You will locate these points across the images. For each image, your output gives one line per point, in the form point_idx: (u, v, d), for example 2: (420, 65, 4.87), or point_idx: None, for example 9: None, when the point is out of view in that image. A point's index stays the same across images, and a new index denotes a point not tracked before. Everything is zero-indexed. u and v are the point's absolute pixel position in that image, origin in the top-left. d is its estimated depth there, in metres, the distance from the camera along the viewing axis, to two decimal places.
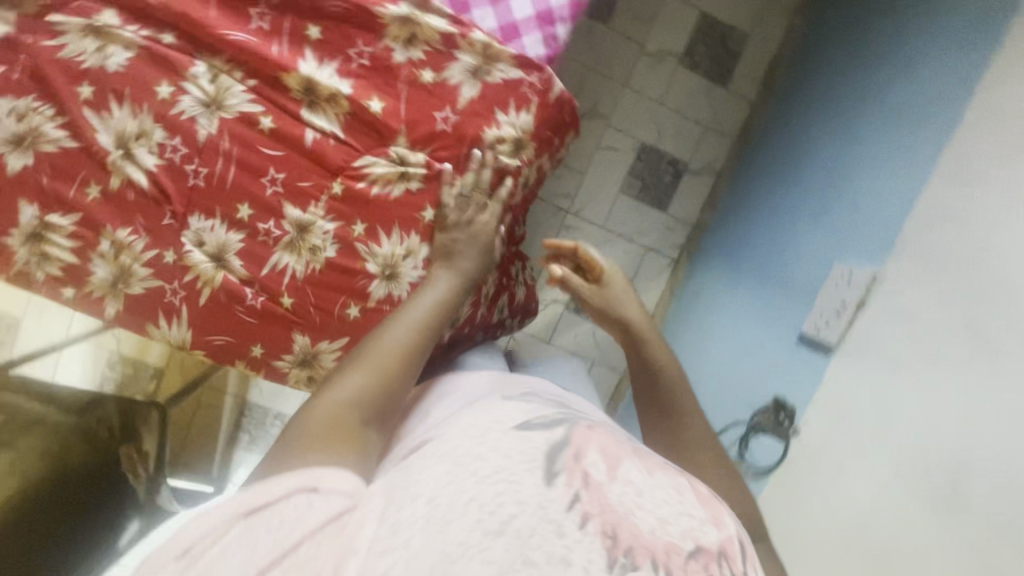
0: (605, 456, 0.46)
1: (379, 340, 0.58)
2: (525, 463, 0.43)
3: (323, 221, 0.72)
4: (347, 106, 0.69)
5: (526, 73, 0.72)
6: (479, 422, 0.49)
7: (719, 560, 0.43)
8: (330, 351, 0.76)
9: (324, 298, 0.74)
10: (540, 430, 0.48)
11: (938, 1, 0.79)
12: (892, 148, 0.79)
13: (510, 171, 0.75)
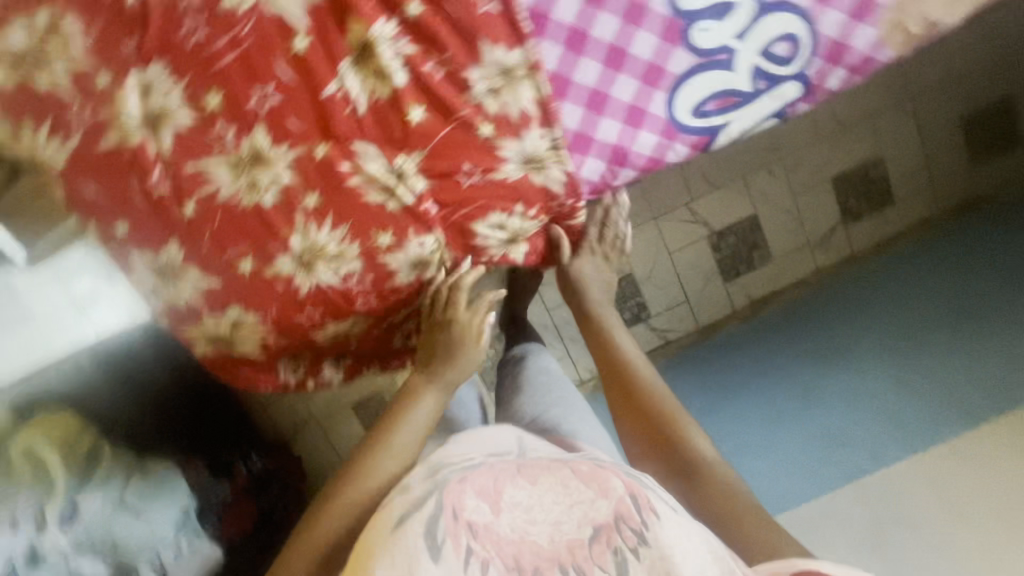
0: (484, 496, 0.55)
1: (367, 472, 0.66)
2: (409, 560, 0.50)
3: (284, 167, 0.63)
4: (388, 93, 0.61)
5: (565, 194, 0.72)
6: (379, 531, 0.54)
7: (617, 525, 0.54)
8: (192, 281, 0.66)
9: (226, 236, 0.64)
10: (411, 519, 0.53)
11: (897, 323, 1.37)
12: (829, 393, 1.31)
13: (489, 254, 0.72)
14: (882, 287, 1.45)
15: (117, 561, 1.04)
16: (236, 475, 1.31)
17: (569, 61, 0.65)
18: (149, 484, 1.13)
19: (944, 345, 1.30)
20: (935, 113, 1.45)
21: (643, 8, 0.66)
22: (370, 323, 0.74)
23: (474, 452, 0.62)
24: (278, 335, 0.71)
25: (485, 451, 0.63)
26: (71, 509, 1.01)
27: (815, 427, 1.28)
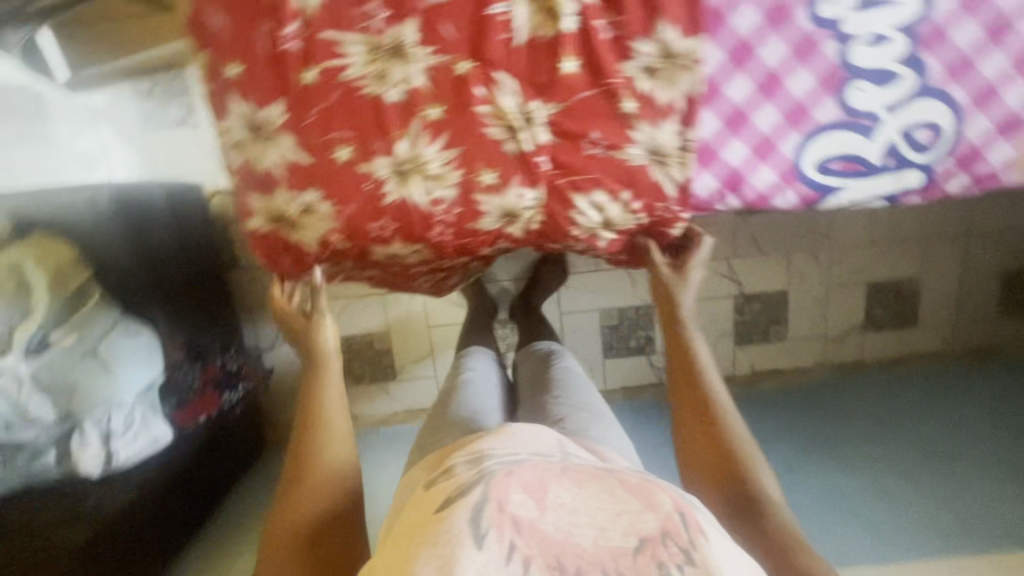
0: (529, 491, 0.56)
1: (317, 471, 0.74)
2: (455, 547, 0.53)
3: (418, 69, 0.60)
4: (550, 34, 0.59)
5: (672, 199, 0.69)
6: (421, 524, 0.58)
7: (663, 540, 0.54)
8: (281, 151, 0.62)
9: (336, 116, 0.60)
10: (459, 503, 0.57)
11: (905, 419, 1.48)
12: (836, 464, 1.39)
13: (579, 231, 0.69)
14: (893, 389, 1.56)
15: (68, 406, 1.02)
16: (211, 364, 1.29)
17: (725, 72, 0.64)
18: (129, 339, 1.10)
19: (946, 449, 1.40)
20: (981, 261, 1.55)
21: (813, 47, 0.64)
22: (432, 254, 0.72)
23: (517, 450, 0.65)
24: (341, 237, 0.67)
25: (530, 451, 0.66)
26: (43, 340, 1.01)
27: (814, 514, 1.30)
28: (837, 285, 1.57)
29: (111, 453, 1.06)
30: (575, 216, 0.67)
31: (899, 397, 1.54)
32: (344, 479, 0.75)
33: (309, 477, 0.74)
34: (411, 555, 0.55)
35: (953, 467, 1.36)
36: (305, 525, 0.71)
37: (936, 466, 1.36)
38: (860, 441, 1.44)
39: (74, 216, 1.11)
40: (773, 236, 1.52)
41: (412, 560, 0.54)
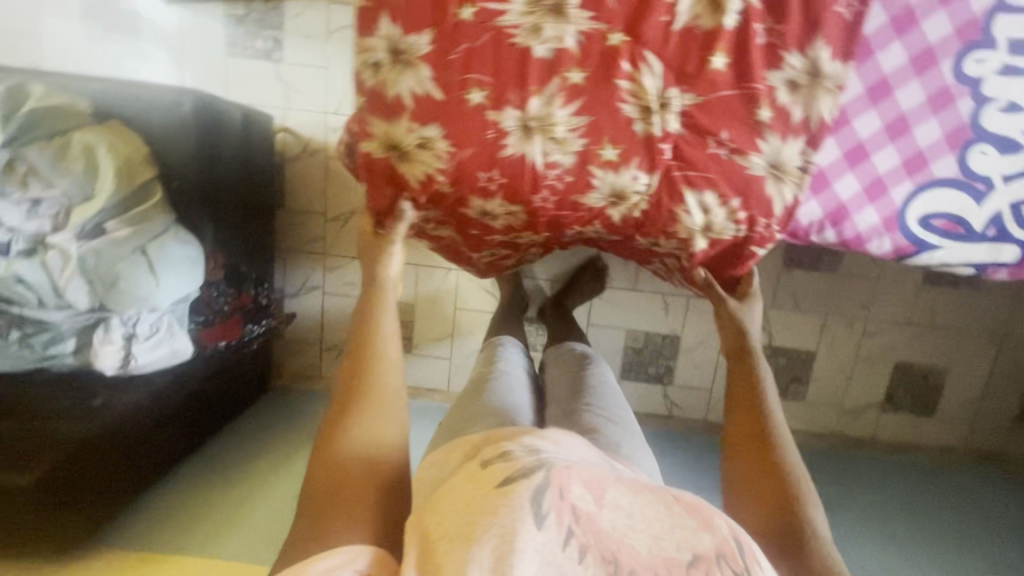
0: (589, 487, 0.56)
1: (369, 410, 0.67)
2: (513, 520, 0.51)
3: (573, 31, 0.58)
4: (710, 27, 0.58)
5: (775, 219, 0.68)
6: (470, 494, 0.56)
7: (719, 561, 0.52)
8: (412, 82, 0.60)
9: (479, 59, 0.59)
10: (520, 481, 0.55)
11: (908, 504, 1.47)
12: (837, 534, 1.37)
13: (678, 228, 0.68)
14: (903, 474, 1.54)
15: (104, 298, 0.98)
16: (244, 292, 1.26)
17: (858, 105, 0.65)
18: (177, 251, 1.04)
19: (947, 544, 1.38)
20: (1009, 366, 1.55)
21: (949, 100, 0.65)
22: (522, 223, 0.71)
23: (569, 454, 0.64)
24: (446, 180, 0.65)
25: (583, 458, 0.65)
26: (96, 227, 0.97)
27: None
28: (865, 358, 1.57)
29: (129, 356, 1.04)
30: (679, 213, 0.67)
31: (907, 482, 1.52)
32: (392, 419, 0.67)
33: (363, 411, 0.66)
34: (470, 522, 0.53)
35: (952, 562, 1.34)
36: (354, 457, 0.62)
37: (933, 555, 1.35)
38: (862, 515, 1.43)
39: (155, 117, 1.08)
40: (813, 294, 1.53)
41: (469, 526, 0.52)
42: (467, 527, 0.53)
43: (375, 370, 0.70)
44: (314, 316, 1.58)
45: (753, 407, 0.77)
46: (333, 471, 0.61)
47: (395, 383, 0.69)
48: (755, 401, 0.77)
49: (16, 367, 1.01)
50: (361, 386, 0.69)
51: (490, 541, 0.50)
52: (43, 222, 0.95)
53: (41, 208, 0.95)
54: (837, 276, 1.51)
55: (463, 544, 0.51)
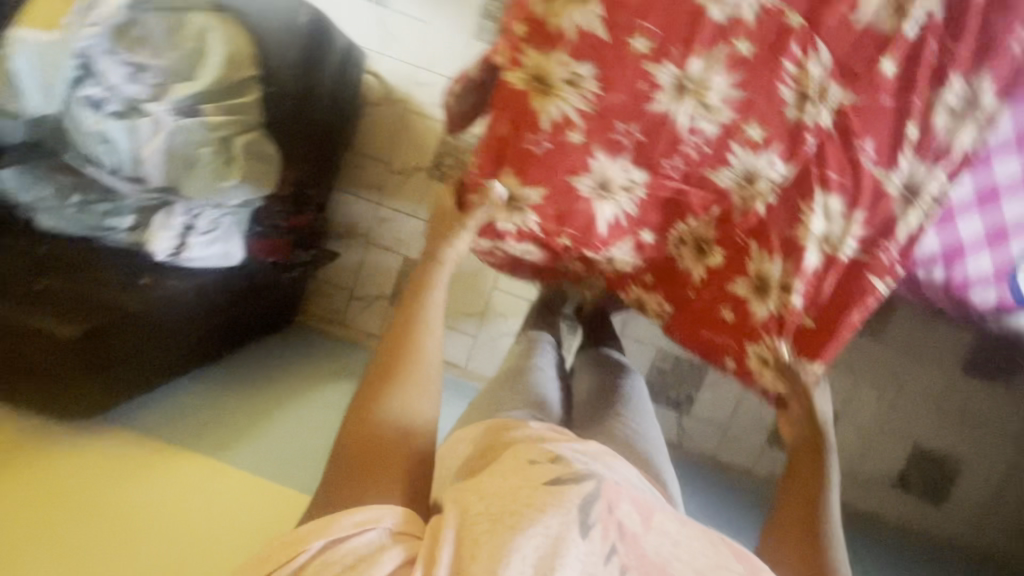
0: (635, 508, 0.54)
1: (409, 378, 0.61)
2: (560, 522, 0.49)
3: (754, 2, 0.57)
4: (890, 31, 0.57)
5: (893, 244, 0.63)
6: (513, 481, 0.54)
7: None
8: (578, 17, 0.59)
9: (653, 8, 0.58)
10: (570, 484, 0.52)
11: None
12: None
13: (795, 229, 0.64)
14: (898, 558, 1.50)
15: (176, 180, 0.98)
16: (302, 214, 1.24)
17: (1004, 147, 0.63)
18: (262, 150, 1.05)
19: None
20: None
21: None
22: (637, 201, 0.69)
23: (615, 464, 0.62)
24: (581, 125, 0.63)
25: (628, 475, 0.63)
26: (190, 107, 0.96)
27: None
28: (888, 431, 1.54)
29: (183, 246, 1.01)
30: (803, 216, 0.64)
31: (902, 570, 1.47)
32: (427, 393, 0.62)
33: (399, 377, 0.61)
34: (514, 513, 0.50)
35: None
36: (386, 426, 0.58)
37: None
38: None
39: (263, 19, 1.04)
40: (852, 356, 1.50)
41: (513, 515, 0.50)
42: (507, 518, 0.50)
43: (416, 335, 0.64)
44: (356, 261, 1.56)
45: (810, 506, 0.65)
46: (364, 438, 0.57)
47: (435, 356, 0.63)
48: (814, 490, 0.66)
49: (71, 228, 1.00)
50: (400, 350, 0.63)
51: (534, 539, 0.48)
52: (141, 89, 0.94)
53: (143, 76, 0.94)
54: (880, 343, 1.47)
55: (504, 533, 0.48)
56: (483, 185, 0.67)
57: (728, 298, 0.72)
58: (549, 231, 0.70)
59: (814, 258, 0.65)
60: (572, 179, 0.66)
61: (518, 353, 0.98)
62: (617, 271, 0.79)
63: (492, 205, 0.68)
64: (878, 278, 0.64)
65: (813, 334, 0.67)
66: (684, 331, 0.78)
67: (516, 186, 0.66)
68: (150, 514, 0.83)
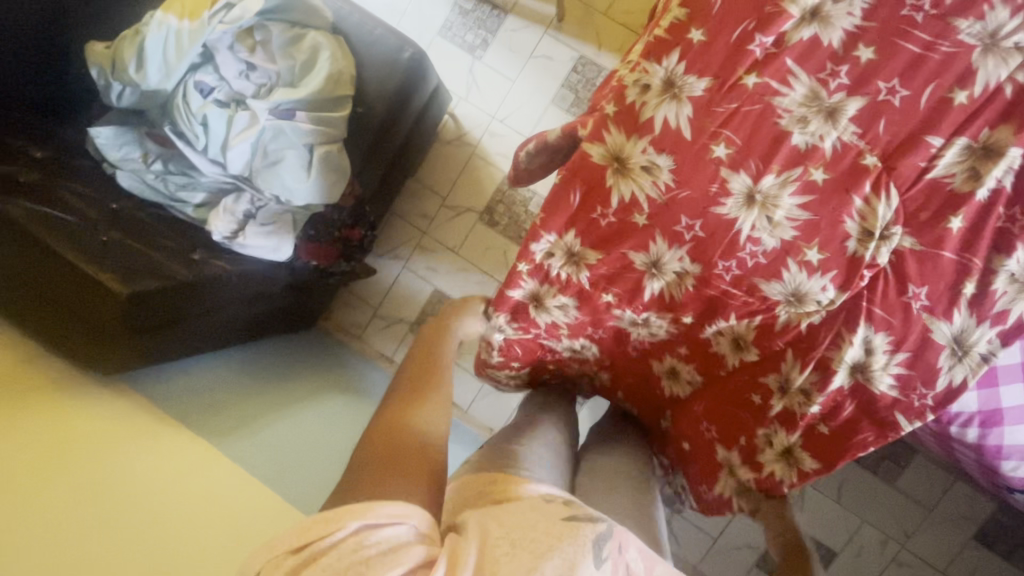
0: (640, 555, 0.54)
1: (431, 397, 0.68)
2: (577, 553, 0.48)
3: (835, 136, 0.61)
4: (960, 192, 0.59)
5: (932, 395, 0.64)
6: (529, 513, 0.52)
7: None
8: (667, 113, 0.63)
9: (740, 121, 0.62)
10: (585, 518, 0.51)
11: None
12: None
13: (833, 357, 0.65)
14: None
15: (254, 172, 1.04)
16: (356, 227, 1.29)
17: None
18: (337, 162, 1.08)
19: None
20: None
21: None
22: (681, 292, 0.69)
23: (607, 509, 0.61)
24: (647, 210, 0.66)
25: None
26: (288, 111, 1.05)
27: None
28: None
29: (240, 232, 1.06)
30: (841, 341, 0.64)
31: None
32: (440, 420, 0.66)
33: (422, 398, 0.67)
34: (532, 539, 0.48)
35: None
36: (410, 432, 0.61)
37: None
38: None
39: (374, 50, 1.17)
40: (862, 495, 1.43)
41: (532, 540, 0.48)
42: (525, 544, 0.48)
43: (432, 373, 0.74)
44: (388, 281, 1.59)
45: None
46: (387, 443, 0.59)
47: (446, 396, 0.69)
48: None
49: (139, 192, 1.05)
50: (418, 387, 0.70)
51: (552, 565, 0.46)
52: (248, 85, 1.05)
53: (252, 74, 1.05)
54: (889, 487, 1.42)
55: (526, 557, 0.46)
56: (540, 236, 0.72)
57: (760, 388, 0.72)
58: (599, 288, 0.73)
59: (843, 382, 0.66)
60: (630, 251, 0.69)
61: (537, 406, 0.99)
62: (647, 343, 0.78)
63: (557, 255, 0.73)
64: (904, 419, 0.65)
65: (827, 445, 0.70)
66: (707, 401, 0.78)
67: (579, 246, 0.71)
68: (140, 480, 0.81)
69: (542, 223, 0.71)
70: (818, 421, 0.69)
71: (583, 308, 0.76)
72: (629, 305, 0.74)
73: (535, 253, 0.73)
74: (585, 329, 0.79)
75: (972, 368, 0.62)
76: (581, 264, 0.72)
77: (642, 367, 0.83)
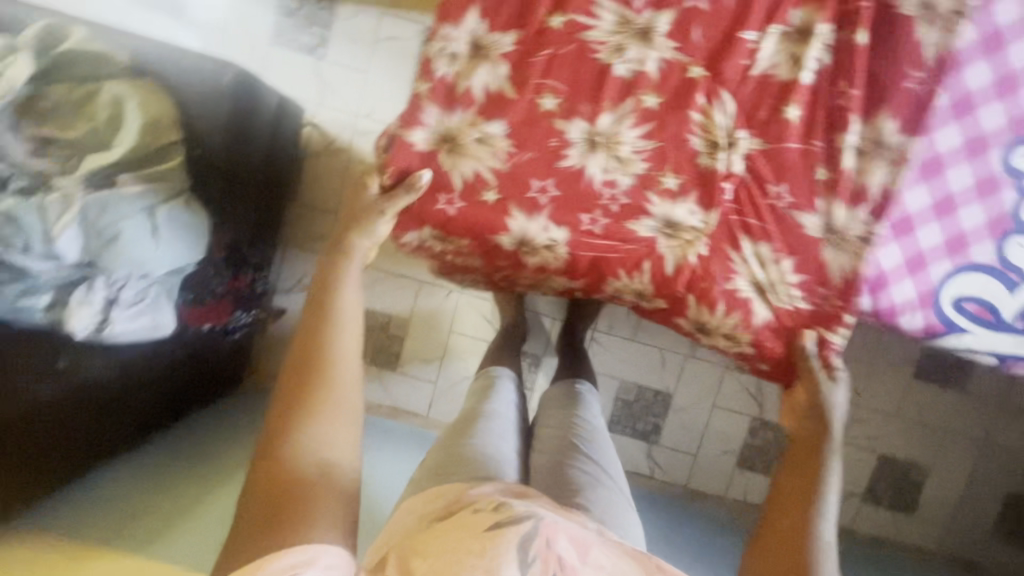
0: (573, 543, 0.52)
1: (329, 388, 0.59)
2: (499, 564, 0.48)
3: (655, 57, 0.59)
4: (786, 81, 0.59)
5: (833, 293, 0.64)
6: (455, 536, 0.52)
7: None
8: (491, 77, 0.61)
9: (560, 66, 0.59)
10: (507, 527, 0.51)
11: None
12: None
13: (724, 283, 0.65)
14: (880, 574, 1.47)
15: (94, 256, 0.93)
16: (241, 276, 1.21)
17: (910, 180, 0.67)
18: (184, 216, 1.01)
19: None
20: (991, 474, 1.53)
21: (996, 188, 0.67)
22: (564, 265, 0.68)
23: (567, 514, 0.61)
24: (494, 183, 0.63)
25: (565, 512, 0.62)
26: (107, 178, 0.94)
27: None
28: (852, 445, 1.53)
29: (106, 321, 0.96)
30: (724, 258, 0.64)
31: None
32: (345, 413, 0.59)
33: (315, 396, 0.58)
34: (453, 561, 0.49)
35: None
36: (305, 454, 0.55)
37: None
38: None
39: (189, 80, 1.03)
40: None
41: (455, 564, 0.49)
42: (449, 571, 0.49)
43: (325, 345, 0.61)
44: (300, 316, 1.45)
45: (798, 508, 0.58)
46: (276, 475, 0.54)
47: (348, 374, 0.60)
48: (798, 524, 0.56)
49: None
50: (312, 370, 0.60)
51: None
52: (49, 163, 0.92)
53: (51, 148, 0.93)
54: None
55: None
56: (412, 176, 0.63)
57: (681, 317, 0.72)
58: (490, 258, 0.71)
59: (765, 311, 0.66)
60: (493, 234, 0.66)
61: (477, 395, 0.98)
62: (569, 286, 0.76)
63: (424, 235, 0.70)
64: (828, 329, 0.65)
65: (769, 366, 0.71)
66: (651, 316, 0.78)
67: (441, 237, 0.68)
68: None
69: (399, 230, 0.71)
70: (751, 354, 0.70)
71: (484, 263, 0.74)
72: (525, 270, 0.72)
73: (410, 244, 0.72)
74: (508, 277, 0.78)
75: (848, 244, 0.62)
76: (454, 245, 0.70)
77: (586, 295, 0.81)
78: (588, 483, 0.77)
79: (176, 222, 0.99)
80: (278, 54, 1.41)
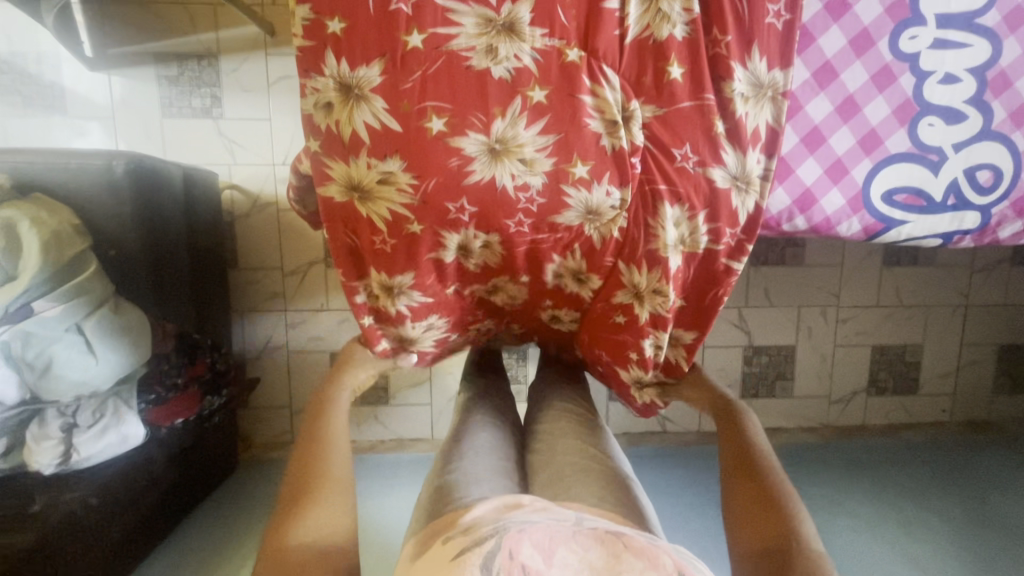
0: (539, 549, 0.54)
1: (324, 485, 0.66)
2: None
3: (529, 49, 0.58)
4: (658, 42, 0.60)
5: (741, 227, 0.66)
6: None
7: None
8: (373, 114, 0.59)
9: (434, 86, 0.58)
10: (474, 552, 0.54)
11: (901, 482, 1.43)
12: (837, 525, 1.31)
13: (657, 260, 0.65)
14: (898, 456, 1.51)
15: (35, 389, 0.93)
16: (199, 361, 1.17)
17: (809, 90, 0.68)
18: (115, 324, 1.00)
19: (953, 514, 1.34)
20: (980, 334, 1.56)
21: (892, 77, 0.68)
22: (498, 257, 0.67)
23: (553, 514, 0.61)
24: (413, 216, 0.62)
25: (549, 512, 0.62)
26: (25, 307, 0.90)
27: None
28: (845, 345, 1.54)
29: (70, 450, 0.93)
30: (653, 226, 0.64)
31: (906, 464, 1.49)
32: (342, 501, 0.65)
33: (314, 490, 0.65)
34: None
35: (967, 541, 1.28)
36: (304, 538, 0.60)
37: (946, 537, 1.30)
38: (859, 498, 1.39)
39: (89, 181, 1.00)
40: (785, 288, 1.50)
41: None
42: None
43: (323, 453, 0.71)
44: (280, 376, 1.42)
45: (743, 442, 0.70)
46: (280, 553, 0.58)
47: (343, 468, 0.69)
48: (768, 491, 0.63)
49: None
50: (312, 469, 0.69)
51: None
52: None
53: None
54: (803, 268, 1.49)
55: None
56: (356, 299, 0.69)
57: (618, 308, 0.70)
58: (436, 296, 0.69)
59: (678, 262, 0.66)
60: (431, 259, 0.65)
61: (460, 406, 0.97)
62: (513, 304, 0.74)
63: (371, 300, 0.70)
64: (734, 260, 0.68)
65: (697, 316, 0.71)
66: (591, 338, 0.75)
67: (390, 281, 0.66)
68: None
69: (347, 275, 0.67)
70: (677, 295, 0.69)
71: (435, 305, 0.70)
72: (469, 286, 0.70)
73: (364, 304, 0.70)
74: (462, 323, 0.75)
75: (756, 181, 0.65)
76: (408, 300, 0.68)
77: (528, 322, 0.79)
78: (591, 471, 0.76)
79: (107, 322, 0.99)
80: (171, 126, 1.34)
